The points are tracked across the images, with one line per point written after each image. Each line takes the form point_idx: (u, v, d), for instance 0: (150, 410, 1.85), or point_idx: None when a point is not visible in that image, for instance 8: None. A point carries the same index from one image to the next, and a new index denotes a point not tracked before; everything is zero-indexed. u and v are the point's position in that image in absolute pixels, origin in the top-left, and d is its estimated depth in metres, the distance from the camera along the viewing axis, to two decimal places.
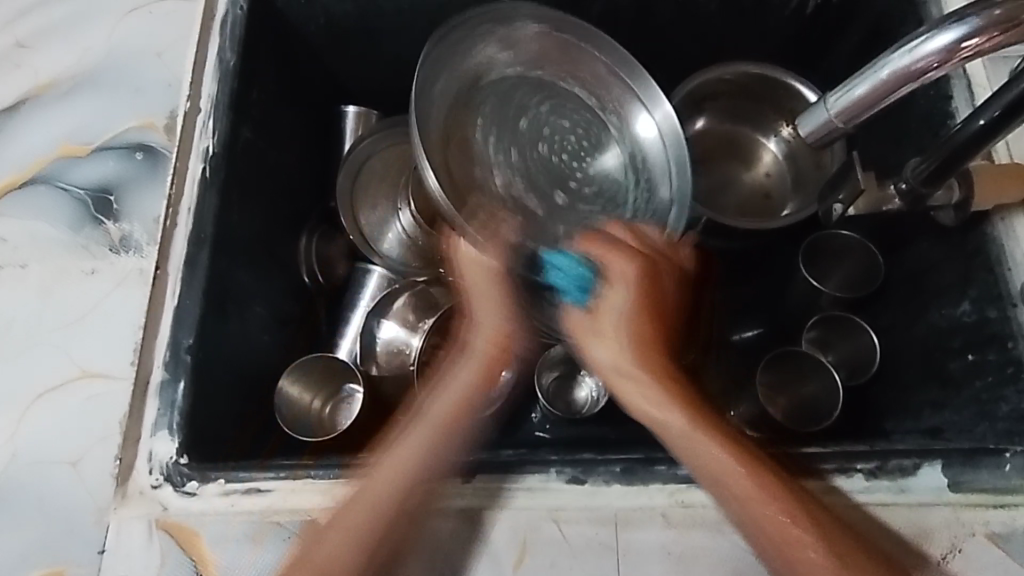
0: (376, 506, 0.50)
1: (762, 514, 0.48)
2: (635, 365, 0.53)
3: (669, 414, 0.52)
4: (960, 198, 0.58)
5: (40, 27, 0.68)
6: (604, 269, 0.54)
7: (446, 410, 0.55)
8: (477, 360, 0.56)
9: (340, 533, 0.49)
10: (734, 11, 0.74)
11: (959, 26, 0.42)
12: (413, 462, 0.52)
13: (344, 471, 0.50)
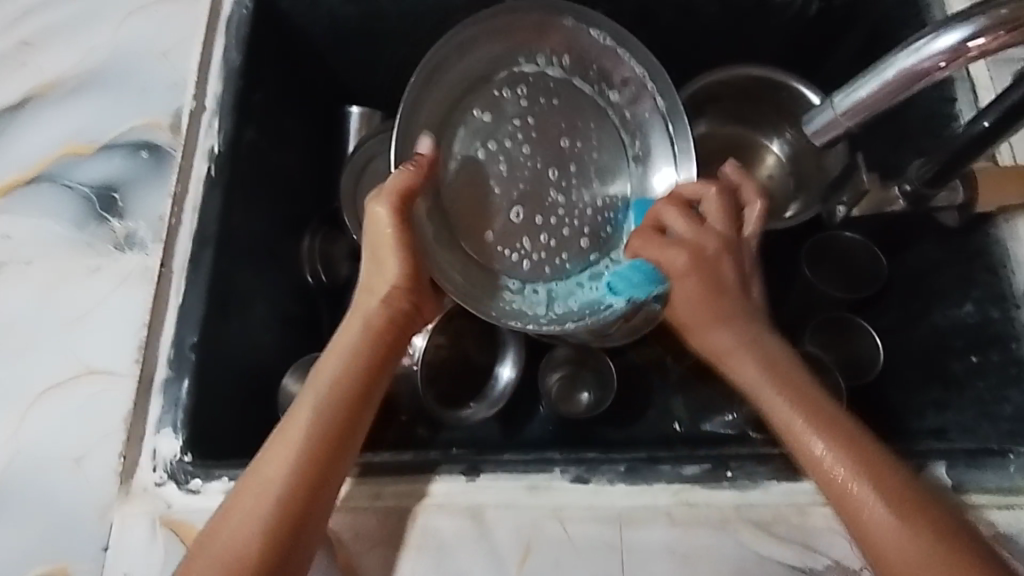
0: (294, 476, 0.47)
1: (826, 468, 0.47)
2: (741, 346, 0.53)
3: (764, 388, 0.51)
4: (963, 200, 0.58)
5: (45, 26, 0.68)
6: (674, 261, 0.54)
7: (342, 373, 0.52)
8: (373, 320, 0.54)
9: (263, 496, 0.47)
10: (737, 14, 0.75)
11: (965, 26, 0.42)
12: (321, 428, 0.49)
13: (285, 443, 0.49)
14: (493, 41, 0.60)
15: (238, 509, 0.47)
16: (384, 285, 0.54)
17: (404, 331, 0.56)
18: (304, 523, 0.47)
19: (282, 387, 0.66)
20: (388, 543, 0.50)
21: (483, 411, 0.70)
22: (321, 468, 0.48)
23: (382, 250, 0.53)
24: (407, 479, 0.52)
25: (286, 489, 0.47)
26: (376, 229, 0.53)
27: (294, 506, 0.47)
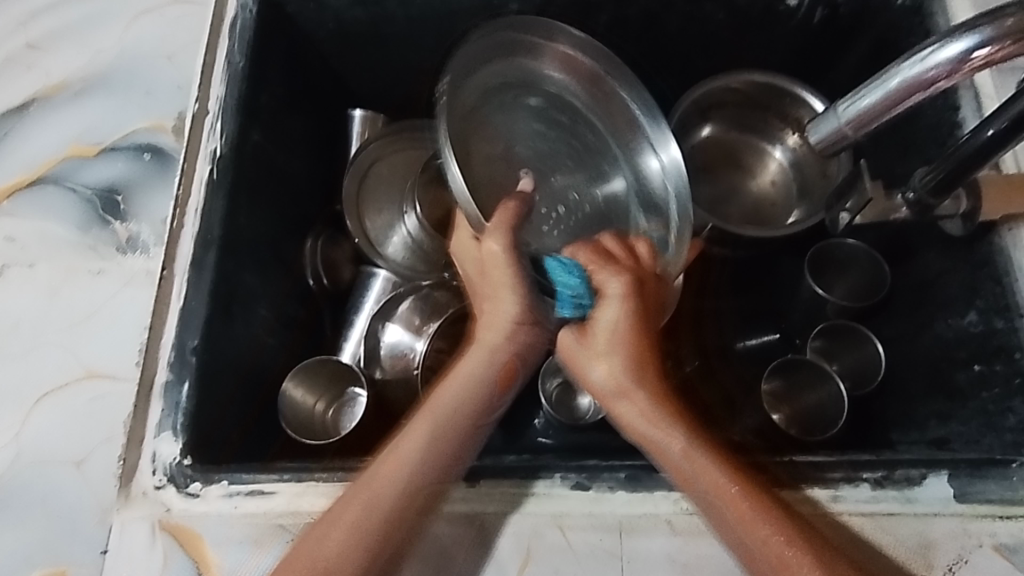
0: (406, 483, 0.50)
1: (706, 498, 0.49)
2: (637, 385, 0.53)
3: (681, 450, 0.50)
4: (967, 209, 0.58)
5: (52, 27, 0.69)
6: (609, 284, 0.54)
7: (461, 397, 0.54)
8: (495, 347, 0.54)
9: (349, 528, 0.48)
10: (742, 20, 0.74)
11: (970, 36, 0.42)
12: (438, 441, 0.52)
13: (398, 457, 0.51)
14: (521, 50, 0.67)
15: (335, 518, 0.48)
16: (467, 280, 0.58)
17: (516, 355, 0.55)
18: (364, 565, 0.47)
19: (282, 390, 0.66)
20: None
21: (484, 417, 0.68)
22: (439, 485, 0.51)
23: (463, 260, 0.58)
24: None
25: (394, 503, 0.49)
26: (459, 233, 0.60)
27: (365, 543, 0.47)
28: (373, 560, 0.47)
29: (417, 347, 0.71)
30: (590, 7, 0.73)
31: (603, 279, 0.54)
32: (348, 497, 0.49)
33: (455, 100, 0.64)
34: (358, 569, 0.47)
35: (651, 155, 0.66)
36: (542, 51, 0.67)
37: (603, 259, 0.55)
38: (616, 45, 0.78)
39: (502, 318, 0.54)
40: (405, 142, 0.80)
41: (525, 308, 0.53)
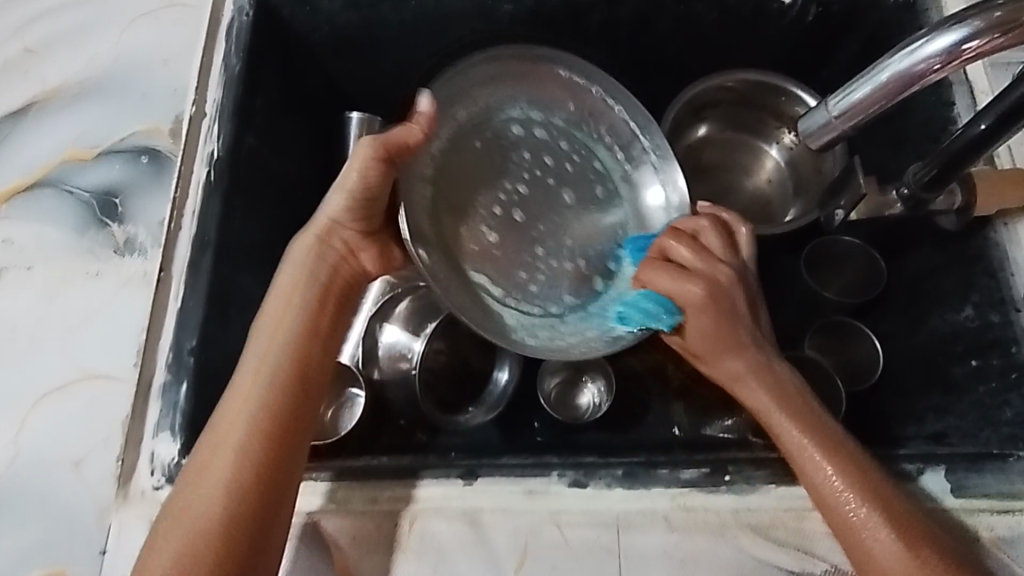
0: (249, 434, 0.47)
1: (826, 487, 0.48)
2: (752, 372, 0.53)
3: (759, 392, 0.53)
4: (960, 204, 0.59)
5: (47, 33, 0.69)
6: (693, 291, 0.52)
7: (291, 343, 0.51)
8: (330, 277, 0.55)
9: (229, 463, 0.46)
10: (736, 19, 0.75)
11: (960, 29, 0.42)
12: (299, 355, 0.51)
13: (239, 416, 0.48)
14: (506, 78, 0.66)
15: (202, 472, 0.46)
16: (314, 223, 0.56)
17: (342, 277, 0.56)
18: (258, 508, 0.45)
19: None
20: (384, 548, 0.50)
21: (480, 416, 0.71)
22: (280, 440, 0.48)
23: (342, 172, 0.54)
24: (404, 484, 0.52)
25: (237, 464, 0.46)
26: (353, 154, 0.53)
27: (270, 470, 0.47)
28: (251, 505, 0.45)
29: (415, 346, 0.71)
30: (583, 9, 0.73)
31: (682, 292, 0.52)
32: (191, 480, 0.46)
33: (421, 100, 0.54)
34: (252, 497, 0.45)
35: (653, 185, 0.66)
36: (534, 76, 0.67)
37: (682, 264, 0.54)
38: (610, 46, 0.78)
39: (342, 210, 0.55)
40: None
41: (358, 213, 0.56)
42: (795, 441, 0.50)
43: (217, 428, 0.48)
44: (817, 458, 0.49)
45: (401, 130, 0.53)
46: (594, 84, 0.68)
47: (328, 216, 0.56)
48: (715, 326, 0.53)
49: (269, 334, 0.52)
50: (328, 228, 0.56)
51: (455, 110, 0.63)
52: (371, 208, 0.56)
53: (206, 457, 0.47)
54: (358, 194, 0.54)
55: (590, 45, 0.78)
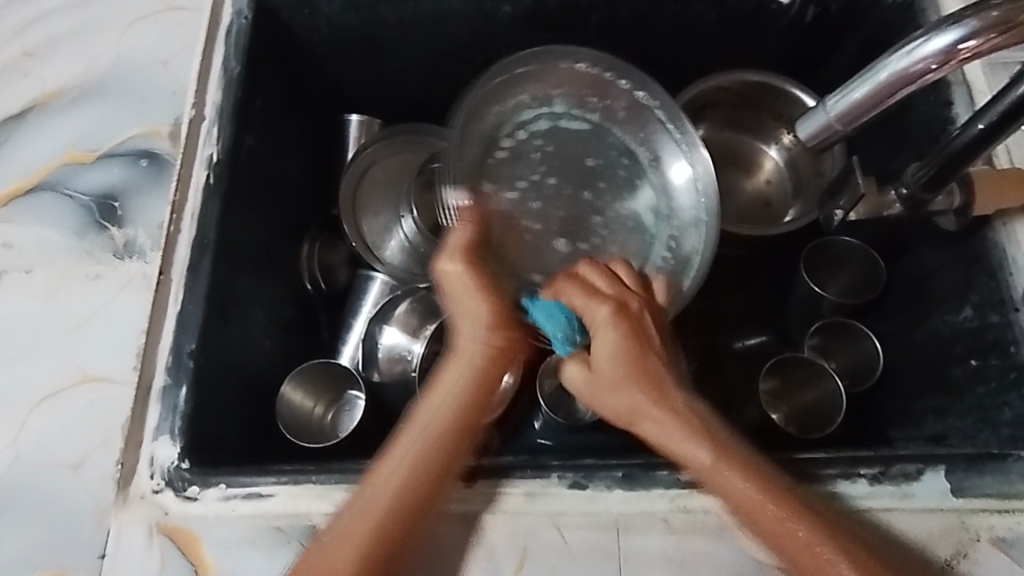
0: (406, 481, 0.50)
1: (783, 537, 0.47)
2: (652, 404, 0.52)
3: (658, 428, 0.51)
4: (960, 204, 0.58)
5: (48, 36, 0.69)
6: (597, 312, 0.52)
7: (443, 412, 0.53)
8: (466, 354, 0.54)
9: (380, 507, 0.49)
10: (735, 19, 0.75)
11: (956, 29, 0.42)
12: (442, 422, 0.53)
13: (395, 451, 0.52)
14: (536, 78, 0.70)
15: (346, 536, 0.48)
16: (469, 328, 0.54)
17: (515, 359, 0.56)
18: (416, 529, 0.49)
19: (280, 395, 0.66)
20: None
21: None
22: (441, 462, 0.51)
23: (455, 299, 0.55)
24: None
25: (395, 498, 0.49)
26: (452, 284, 0.55)
27: (383, 529, 0.48)
28: (403, 519, 0.49)
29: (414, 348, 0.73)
30: (582, 9, 0.73)
31: (595, 311, 0.52)
32: (324, 544, 0.48)
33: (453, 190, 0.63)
34: (410, 524, 0.49)
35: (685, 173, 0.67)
36: (563, 76, 0.70)
37: (595, 286, 0.54)
38: (609, 46, 0.78)
39: (469, 319, 0.54)
40: (402, 147, 0.81)
41: (495, 311, 0.54)
42: (706, 458, 0.49)
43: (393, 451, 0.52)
44: (782, 492, 0.48)
45: (459, 232, 0.57)
46: (635, 86, 0.69)
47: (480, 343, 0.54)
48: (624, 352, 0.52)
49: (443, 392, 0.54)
50: (460, 338, 0.55)
51: (499, 106, 0.69)
52: (495, 305, 0.54)
53: (376, 477, 0.50)
54: (483, 304, 0.54)
55: (589, 46, 0.78)
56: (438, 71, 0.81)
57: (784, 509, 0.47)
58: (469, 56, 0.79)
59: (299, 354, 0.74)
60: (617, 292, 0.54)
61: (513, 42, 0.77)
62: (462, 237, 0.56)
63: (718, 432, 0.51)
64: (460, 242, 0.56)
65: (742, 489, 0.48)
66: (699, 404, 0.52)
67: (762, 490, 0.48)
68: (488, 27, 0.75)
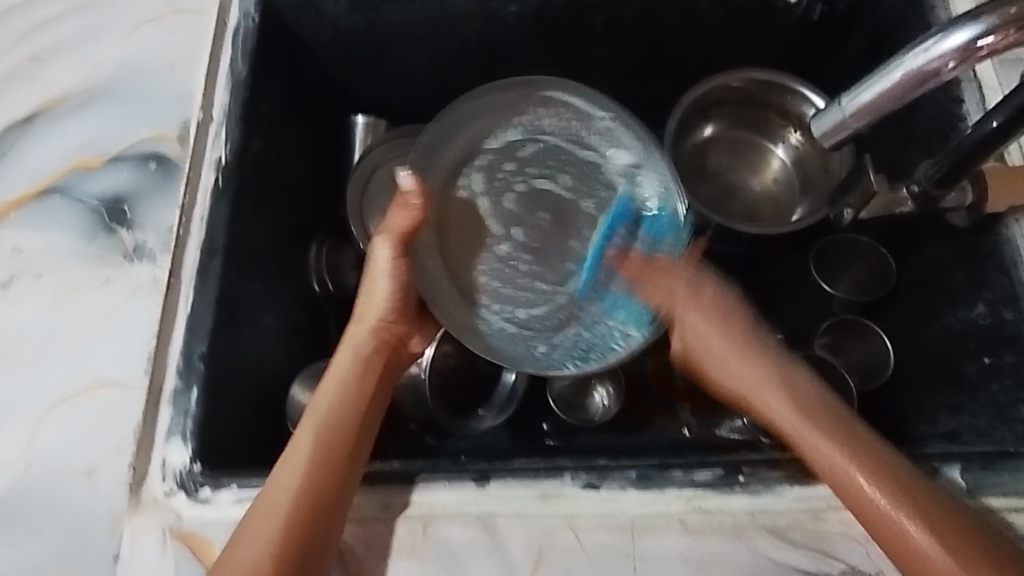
0: (312, 471, 0.51)
1: (859, 492, 0.48)
2: (738, 359, 0.60)
3: (748, 369, 0.60)
4: (973, 200, 0.58)
5: (53, 41, 0.69)
6: (678, 286, 0.63)
7: (343, 395, 0.56)
8: (367, 341, 0.60)
9: (289, 492, 0.50)
10: (742, 17, 0.75)
11: (974, 26, 0.42)
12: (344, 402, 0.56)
13: (300, 451, 0.52)
14: (489, 95, 0.68)
15: (246, 539, 0.48)
16: (373, 313, 0.61)
17: (390, 358, 0.61)
18: (330, 514, 0.49)
19: (291, 395, 0.66)
20: (399, 552, 0.50)
21: (491, 418, 0.72)
22: (339, 449, 0.52)
23: (376, 280, 0.61)
24: (417, 488, 0.52)
25: (298, 496, 0.49)
26: (376, 266, 0.61)
27: (296, 518, 0.48)
28: (321, 504, 0.49)
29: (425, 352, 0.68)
30: (588, 8, 0.73)
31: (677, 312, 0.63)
32: (238, 548, 0.48)
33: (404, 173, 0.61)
34: (325, 508, 0.49)
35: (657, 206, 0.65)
36: (513, 102, 0.68)
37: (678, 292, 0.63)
38: (614, 46, 0.78)
39: (375, 309, 0.61)
40: (410, 149, 0.81)
41: (400, 298, 0.61)
42: (782, 408, 0.56)
43: (291, 449, 0.52)
44: (835, 429, 0.52)
45: (400, 217, 0.60)
46: (578, 100, 0.68)
47: (378, 313, 0.61)
48: (711, 330, 0.62)
49: (329, 387, 0.57)
50: (357, 326, 0.61)
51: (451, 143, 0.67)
52: (398, 303, 0.62)
53: (279, 473, 0.51)
54: (392, 292, 0.61)
55: (595, 46, 0.77)
56: (443, 71, 0.80)
57: (849, 454, 0.50)
58: (475, 57, 0.79)
59: (309, 356, 0.74)
60: (672, 281, 0.63)
61: (518, 42, 0.77)
62: (401, 222, 0.60)
63: (805, 397, 0.56)
64: (393, 223, 0.60)
65: (790, 421, 0.54)
66: (794, 371, 0.58)
67: (842, 446, 0.51)
68: (494, 27, 0.75)
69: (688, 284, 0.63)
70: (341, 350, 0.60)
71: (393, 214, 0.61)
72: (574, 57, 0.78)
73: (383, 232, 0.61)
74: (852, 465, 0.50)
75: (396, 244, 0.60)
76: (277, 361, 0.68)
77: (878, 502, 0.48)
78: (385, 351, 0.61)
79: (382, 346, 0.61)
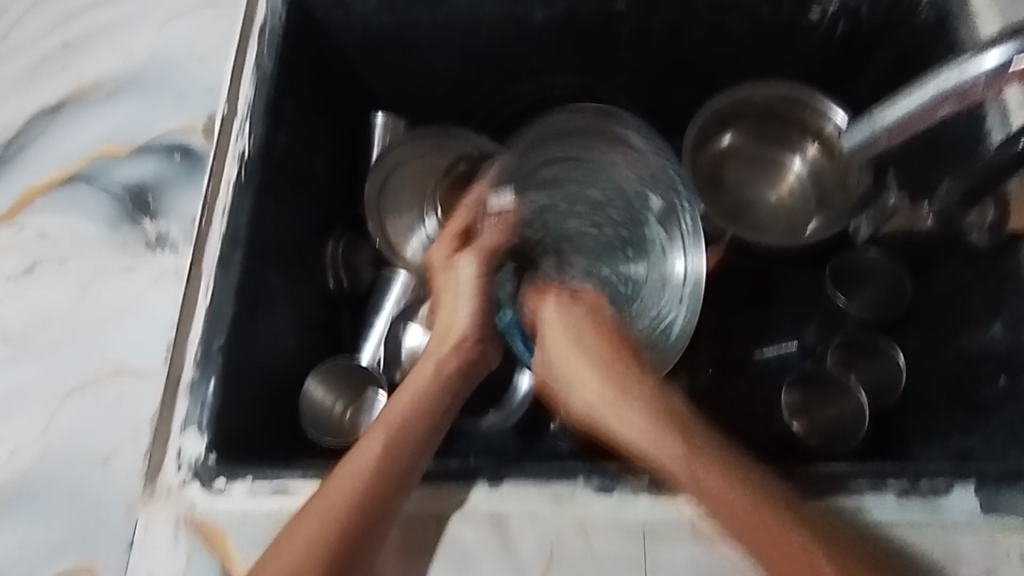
0: (376, 476, 0.51)
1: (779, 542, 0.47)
2: (630, 399, 0.56)
3: (625, 424, 0.54)
4: (993, 221, 0.60)
5: (85, 29, 0.70)
6: (560, 314, 0.63)
7: (413, 404, 0.57)
8: (445, 352, 0.61)
9: (352, 489, 0.50)
10: (767, 30, 0.75)
11: (1008, 45, 0.40)
12: (417, 415, 0.57)
13: (366, 461, 0.52)
14: (572, 126, 0.72)
15: (295, 536, 0.48)
16: (451, 336, 0.62)
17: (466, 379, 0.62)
18: (382, 523, 0.50)
19: (304, 386, 0.68)
20: (411, 550, 0.50)
21: (501, 421, 0.73)
22: (409, 457, 0.53)
23: (459, 298, 0.63)
24: (431, 486, 0.52)
25: (356, 500, 0.49)
26: (456, 284, 0.63)
27: (349, 531, 0.49)
28: (378, 513, 0.50)
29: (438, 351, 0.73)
30: (614, 17, 0.73)
31: (547, 331, 0.63)
32: (284, 542, 0.48)
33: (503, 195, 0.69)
34: (368, 524, 0.49)
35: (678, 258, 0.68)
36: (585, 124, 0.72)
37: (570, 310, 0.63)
38: (639, 54, 0.78)
39: (454, 327, 0.62)
40: (428, 149, 0.82)
41: (478, 317, 0.63)
42: (641, 426, 0.53)
43: (357, 451, 0.53)
44: (739, 473, 0.50)
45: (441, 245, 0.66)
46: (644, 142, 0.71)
47: (463, 323, 0.62)
48: (588, 371, 0.59)
49: (396, 406, 0.57)
50: (439, 339, 0.62)
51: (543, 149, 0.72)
52: (478, 313, 0.63)
53: (345, 471, 0.51)
54: (472, 308, 0.63)
55: (619, 54, 0.78)
56: (466, 74, 0.81)
57: (753, 501, 0.48)
58: (499, 62, 0.79)
59: (323, 352, 0.75)
60: (581, 308, 0.63)
61: (543, 48, 0.77)
62: (444, 250, 0.65)
63: (688, 421, 0.54)
64: (477, 240, 0.65)
65: (711, 482, 0.50)
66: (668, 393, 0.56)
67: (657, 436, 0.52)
68: (521, 32, 0.76)
69: (583, 307, 0.64)
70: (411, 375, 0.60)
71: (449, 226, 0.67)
72: (597, 63, 0.79)
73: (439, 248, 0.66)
74: (748, 500, 0.49)
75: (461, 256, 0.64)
76: (292, 355, 0.69)
77: (771, 518, 0.48)
78: (460, 370, 0.61)
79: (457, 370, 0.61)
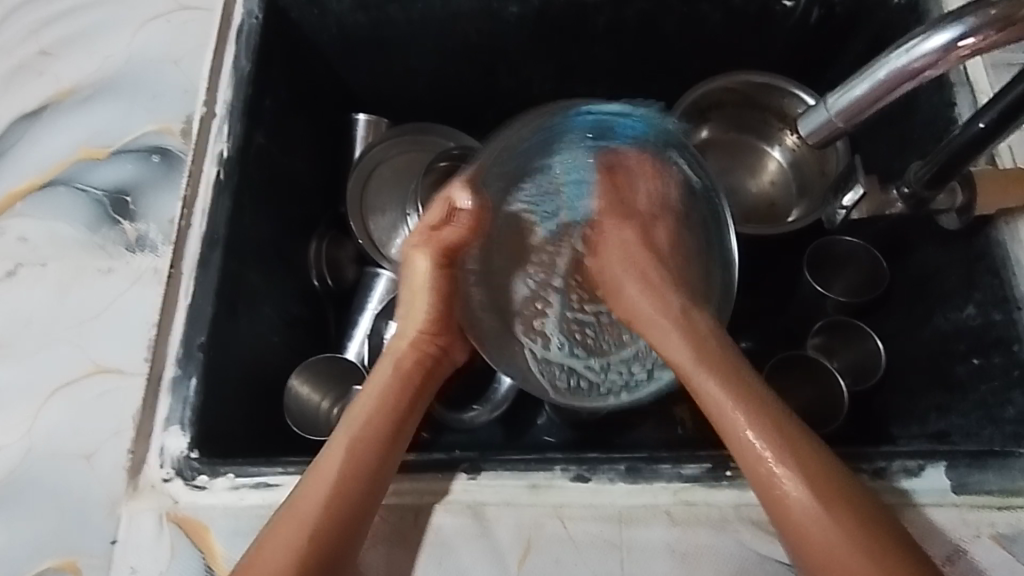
0: (334, 496, 0.50)
1: (809, 535, 0.47)
2: (683, 336, 0.58)
3: (666, 335, 0.58)
4: (963, 202, 0.59)
5: (63, 35, 0.71)
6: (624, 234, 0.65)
7: (378, 409, 0.56)
8: (405, 357, 0.59)
9: (315, 506, 0.50)
10: (740, 21, 0.75)
11: (955, 26, 0.42)
12: (377, 420, 0.55)
13: (326, 478, 0.51)
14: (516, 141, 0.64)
15: (270, 544, 0.49)
16: (407, 333, 0.60)
17: (431, 374, 0.60)
18: (351, 543, 0.50)
19: (288, 386, 0.67)
20: (390, 540, 0.51)
21: (486, 414, 0.73)
22: (369, 466, 0.52)
23: (420, 295, 0.60)
24: (411, 478, 0.53)
25: (319, 518, 0.49)
26: (415, 280, 0.61)
27: (324, 548, 0.49)
28: (342, 532, 0.49)
29: None
30: (588, 10, 0.74)
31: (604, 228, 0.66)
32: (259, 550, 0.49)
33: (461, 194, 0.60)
34: (339, 535, 0.49)
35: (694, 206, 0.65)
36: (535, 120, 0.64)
37: (623, 195, 0.65)
38: (614, 47, 0.79)
39: (413, 323, 0.60)
40: (410, 145, 0.83)
41: (437, 313, 0.60)
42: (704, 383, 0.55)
43: (321, 461, 0.52)
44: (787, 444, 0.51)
45: (454, 231, 0.60)
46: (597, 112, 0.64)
47: (417, 326, 0.60)
48: (646, 295, 0.62)
49: (355, 416, 0.55)
50: (399, 336, 0.61)
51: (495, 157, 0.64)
52: (438, 312, 0.60)
53: (308, 487, 0.51)
54: (427, 307, 0.60)
55: (595, 47, 0.78)
56: (443, 69, 0.81)
57: (796, 482, 0.49)
58: (476, 57, 0.80)
59: (307, 349, 0.75)
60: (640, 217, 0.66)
61: (518, 43, 0.78)
62: (434, 221, 0.60)
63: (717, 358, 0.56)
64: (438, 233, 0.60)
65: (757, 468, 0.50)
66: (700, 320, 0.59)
67: (731, 378, 0.54)
68: (495, 27, 0.76)
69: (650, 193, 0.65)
70: (375, 375, 0.59)
71: (427, 215, 0.61)
72: (573, 56, 0.79)
73: (426, 245, 0.60)
74: (780, 478, 0.49)
75: (433, 254, 0.60)
76: (275, 353, 0.70)
77: (784, 497, 0.49)
78: (427, 365, 0.60)
79: (425, 360, 0.60)
